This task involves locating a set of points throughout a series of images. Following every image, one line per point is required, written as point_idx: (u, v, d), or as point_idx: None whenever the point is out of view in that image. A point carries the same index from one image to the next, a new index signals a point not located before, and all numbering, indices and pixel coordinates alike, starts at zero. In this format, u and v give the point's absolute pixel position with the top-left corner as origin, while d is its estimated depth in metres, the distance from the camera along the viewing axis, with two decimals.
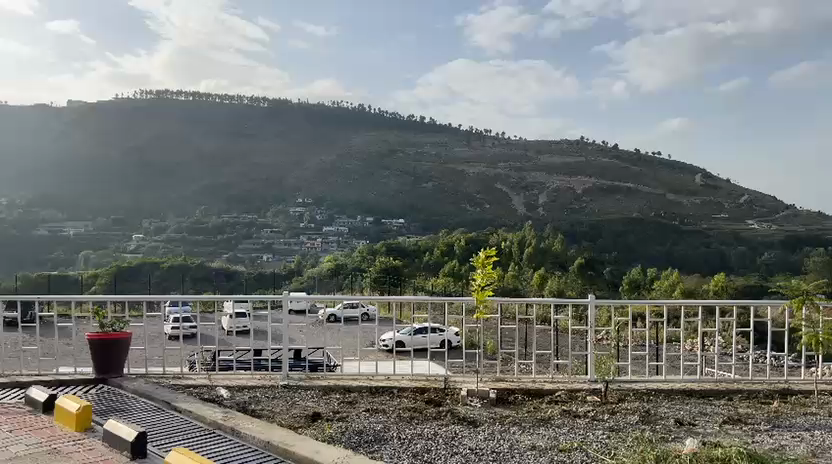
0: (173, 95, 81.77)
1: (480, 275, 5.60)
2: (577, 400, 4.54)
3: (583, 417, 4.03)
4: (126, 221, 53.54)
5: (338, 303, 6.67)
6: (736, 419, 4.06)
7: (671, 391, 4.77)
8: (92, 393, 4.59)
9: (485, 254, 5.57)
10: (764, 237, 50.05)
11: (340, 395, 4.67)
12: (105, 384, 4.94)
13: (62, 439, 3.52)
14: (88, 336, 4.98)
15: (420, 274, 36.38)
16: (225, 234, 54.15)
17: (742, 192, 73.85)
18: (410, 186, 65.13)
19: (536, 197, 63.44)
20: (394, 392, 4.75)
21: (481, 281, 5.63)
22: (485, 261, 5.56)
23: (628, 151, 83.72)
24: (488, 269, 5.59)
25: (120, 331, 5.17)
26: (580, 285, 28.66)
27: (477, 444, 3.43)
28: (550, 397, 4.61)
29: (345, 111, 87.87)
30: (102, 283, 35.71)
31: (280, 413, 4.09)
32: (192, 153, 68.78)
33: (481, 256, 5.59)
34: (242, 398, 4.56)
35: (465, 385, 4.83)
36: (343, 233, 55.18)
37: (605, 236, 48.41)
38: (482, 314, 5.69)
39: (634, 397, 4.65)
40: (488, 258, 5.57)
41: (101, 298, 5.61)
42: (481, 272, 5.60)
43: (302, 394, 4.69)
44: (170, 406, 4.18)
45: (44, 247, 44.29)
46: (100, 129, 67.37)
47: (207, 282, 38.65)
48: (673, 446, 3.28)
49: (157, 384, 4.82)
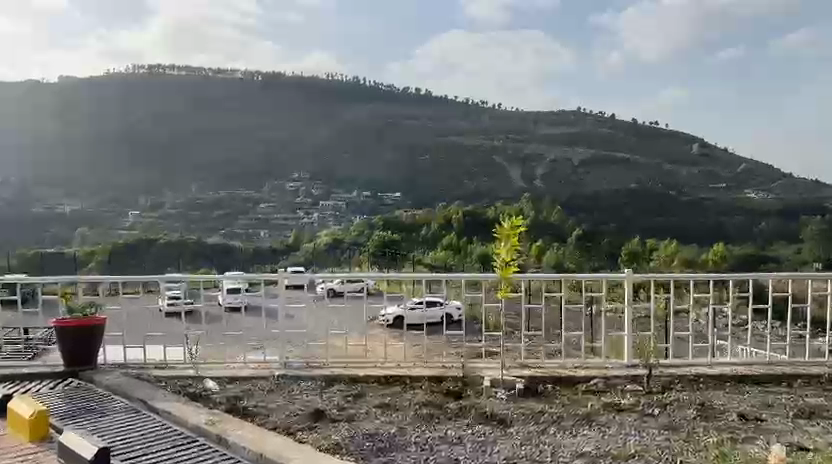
0: (166, 70, 80.36)
1: (507, 247, 5.29)
2: (616, 390, 4.20)
3: (630, 412, 3.72)
4: (123, 199, 53.01)
5: (345, 278, 6.32)
6: (808, 413, 3.73)
7: (719, 377, 4.45)
8: (61, 389, 4.28)
9: (511, 223, 5.28)
10: (762, 206, 49.79)
11: (347, 387, 4.34)
12: (76, 376, 4.62)
13: (10, 454, 3.20)
14: (54, 323, 4.64)
15: (418, 247, 36.15)
16: (221, 209, 53.74)
17: (739, 161, 73.48)
18: (407, 159, 64.60)
19: (534, 169, 62.90)
20: (408, 383, 4.43)
21: (508, 255, 5.31)
22: (512, 232, 5.27)
23: (625, 122, 83.07)
24: (515, 241, 5.28)
25: (93, 316, 4.84)
26: (576, 258, 28.55)
27: (513, 451, 3.10)
28: (585, 387, 4.29)
29: (340, 84, 86.87)
30: (99, 262, 35.37)
31: (279, 411, 3.77)
32: (186, 126, 68.04)
33: (506, 227, 5.31)
34: (234, 391, 4.23)
35: (486, 373, 4.50)
36: (340, 208, 54.79)
37: (603, 207, 48.16)
38: (505, 292, 5.34)
39: (680, 384, 4.33)
40: (514, 230, 5.29)
41: (68, 279, 5.20)
42: (507, 243, 5.30)
43: (303, 386, 4.37)
44: (146, 407, 3.85)
45: (40, 224, 43.89)
46: (93, 105, 66.22)
47: (206, 259, 38.37)
48: (741, 454, 2.96)
49: (133, 377, 4.50)
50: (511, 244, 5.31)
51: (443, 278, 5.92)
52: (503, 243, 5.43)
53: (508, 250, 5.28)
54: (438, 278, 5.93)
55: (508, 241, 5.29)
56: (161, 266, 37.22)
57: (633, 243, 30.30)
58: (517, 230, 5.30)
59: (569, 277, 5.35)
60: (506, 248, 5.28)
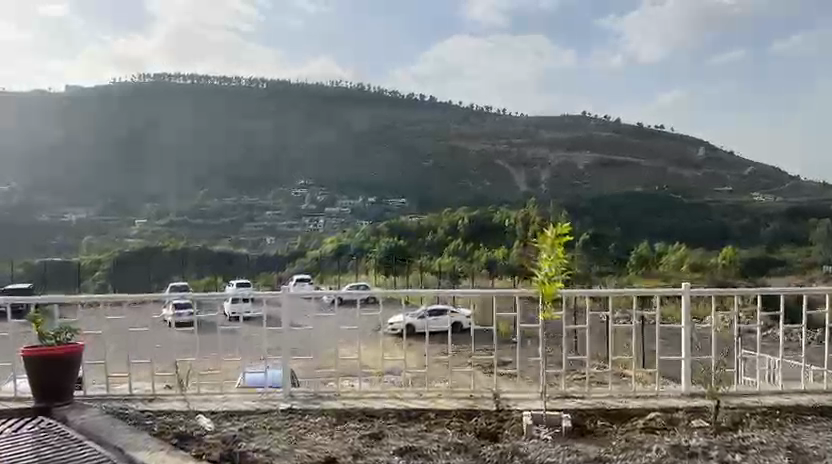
0: (170, 78, 80.51)
1: (549, 258, 5.11)
2: (680, 427, 3.90)
3: (701, 457, 3.38)
4: (128, 206, 52.74)
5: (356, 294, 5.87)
6: None
7: (795, 412, 4.14)
8: (30, 429, 3.94)
9: (555, 232, 5.09)
10: (770, 208, 49.29)
11: (361, 424, 4.02)
12: (45, 414, 4.27)
13: None
14: (23, 352, 4.29)
15: (424, 253, 35.75)
16: (226, 217, 53.56)
17: (745, 163, 73.00)
18: (411, 164, 64.32)
19: (539, 173, 62.53)
20: (432, 418, 4.10)
21: (548, 268, 5.13)
22: (554, 242, 5.08)
23: (630, 126, 82.71)
24: (558, 251, 5.11)
25: (71, 343, 4.49)
26: (583, 263, 28.25)
27: None
28: (643, 423, 3.98)
29: (343, 91, 86.84)
30: (104, 271, 35.19)
31: (295, 459, 3.44)
32: (191, 133, 67.90)
33: (547, 236, 5.12)
34: (232, 431, 3.89)
35: (523, 407, 4.19)
36: (345, 214, 54.46)
37: (608, 210, 47.75)
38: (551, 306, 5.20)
39: (752, 419, 4.02)
40: (557, 240, 5.10)
41: (39, 301, 4.84)
42: (549, 252, 5.12)
43: (313, 423, 4.04)
44: (125, 456, 3.49)
45: (44, 233, 43.76)
46: (96, 109, 66.16)
47: (211, 267, 38.21)
48: None
49: (111, 415, 4.15)
50: (554, 255, 5.15)
51: (467, 293, 5.21)
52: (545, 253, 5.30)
53: (550, 261, 5.09)
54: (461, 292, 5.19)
55: (549, 252, 5.11)
56: (166, 274, 37.08)
57: (640, 247, 29.82)
58: (562, 239, 5.18)
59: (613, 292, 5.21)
60: (547, 261, 5.10)
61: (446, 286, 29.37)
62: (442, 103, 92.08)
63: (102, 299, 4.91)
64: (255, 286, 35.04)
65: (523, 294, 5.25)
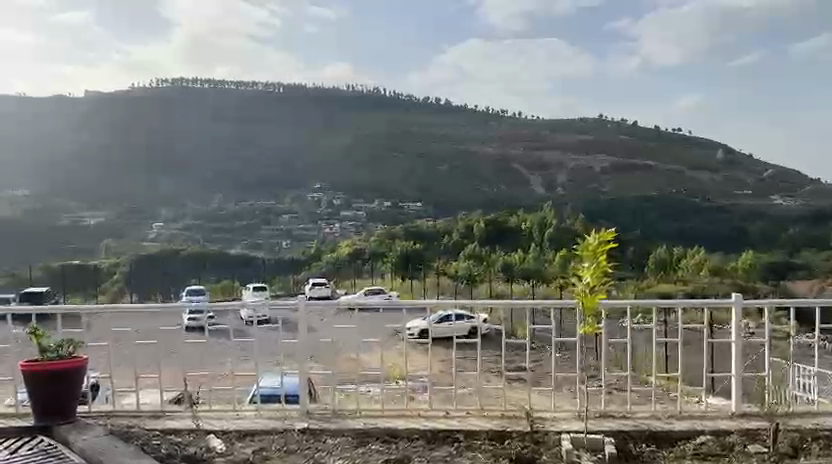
0: (187, 83, 81.16)
1: (592, 268, 4.12)
2: (733, 453, 3.71)
3: None
4: (145, 210, 53.05)
5: (378, 304, 5.46)
6: None
7: None
8: (28, 452, 3.79)
9: (599, 239, 4.06)
10: (790, 212, 48.56)
11: (381, 446, 3.88)
12: (46, 433, 4.11)
13: None
14: (21, 367, 4.14)
15: (439, 257, 35.53)
16: (242, 221, 53.73)
17: (764, 167, 72.08)
18: (427, 168, 64.20)
19: (555, 176, 62.14)
20: (461, 440, 3.94)
21: (589, 281, 4.16)
22: (597, 251, 4.08)
23: (646, 130, 82.10)
24: (602, 261, 4.10)
25: (73, 357, 4.31)
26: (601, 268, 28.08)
27: None
28: (692, 447, 3.80)
29: (358, 96, 87.12)
30: (122, 273, 35.37)
31: None
32: (208, 138, 68.25)
33: (589, 244, 4.11)
34: (248, 453, 3.78)
35: (559, 428, 4.02)
36: (360, 218, 54.43)
37: (625, 214, 47.22)
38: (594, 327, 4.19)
39: (811, 442, 3.81)
40: (602, 248, 4.07)
41: (41, 311, 4.68)
42: (591, 262, 4.12)
43: (331, 443, 3.91)
44: None
45: (64, 237, 44.24)
46: (115, 113, 66.76)
47: (228, 270, 38.36)
48: None
49: (113, 435, 3.99)
50: (599, 265, 4.14)
51: (501, 303, 4.85)
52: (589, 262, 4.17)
53: (592, 273, 4.11)
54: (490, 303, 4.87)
55: (591, 262, 4.12)
56: (183, 277, 37.14)
57: (658, 251, 29.44)
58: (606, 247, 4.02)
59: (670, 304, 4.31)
60: (588, 272, 4.12)
61: (462, 291, 29.13)
62: (457, 108, 91.95)
63: (105, 309, 4.72)
64: (271, 289, 35.04)
65: (560, 306, 4.68)
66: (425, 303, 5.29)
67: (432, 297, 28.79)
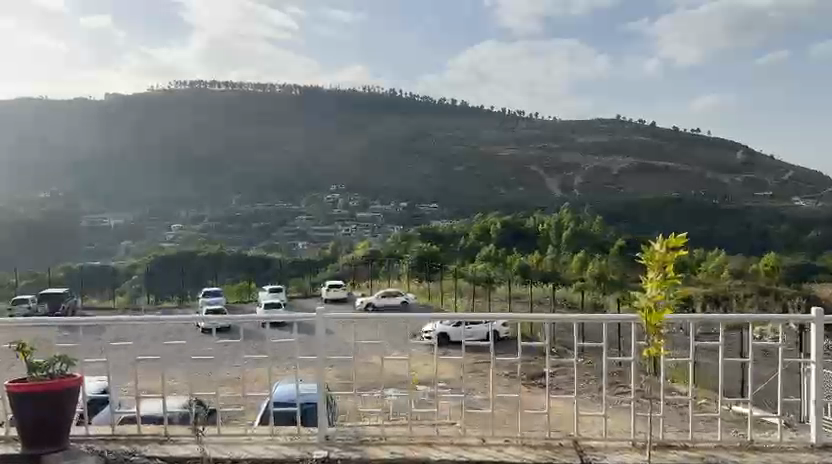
0: (206, 85, 81.70)
1: (657, 279, 3.80)
2: None
3: None
4: (164, 211, 53.37)
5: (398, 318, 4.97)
6: None
7: None
8: None
9: (666, 245, 3.75)
10: (813, 213, 47.66)
11: None
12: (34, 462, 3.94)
13: None
14: (6, 390, 3.96)
15: (456, 258, 35.34)
16: (258, 222, 53.81)
17: (785, 167, 70.95)
18: (443, 170, 63.99)
19: (572, 178, 61.64)
20: None
21: (655, 293, 3.83)
22: (664, 259, 3.77)
23: (665, 130, 81.28)
24: (670, 271, 3.77)
25: (67, 376, 4.14)
26: (621, 272, 27.83)
27: None
28: None
29: (374, 99, 87.25)
30: (141, 275, 35.64)
31: None
32: (227, 139, 68.55)
33: (654, 252, 3.83)
34: None
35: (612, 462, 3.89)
36: (377, 219, 54.35)
37: (643, 217, 46.62)
38: (657, 347, 3.91)
39: None
40: (671, 255, 3.76)
41: (35, 321, 4.56)
42: (657, 273, 3.81)
43: None
44: None
45: (84, 240, 44.85)
46: (135, 115, 67.38)
47: (246, 272, 38.50)
48: None
49: None
50: (667, 275, 3.81)
51: (539, 317, 4.39)
52: (652, 273, 3.88)
53: (658, 284, 3.79)
54: (526, 317, 4.35)
55: (657, 271, 3.80)
56: (201, 280, 37.26)
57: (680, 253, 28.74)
58: (675, 256, 3.73)
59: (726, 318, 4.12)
60: (653, 283, 3.81)
61: (480, 294, 28.75)
62: (474, 109, 91.58)
63: (105, 320, 4.54)
64: (288, 290, 35.01)
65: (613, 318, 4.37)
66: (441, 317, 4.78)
67: (450, 300, 28.49)
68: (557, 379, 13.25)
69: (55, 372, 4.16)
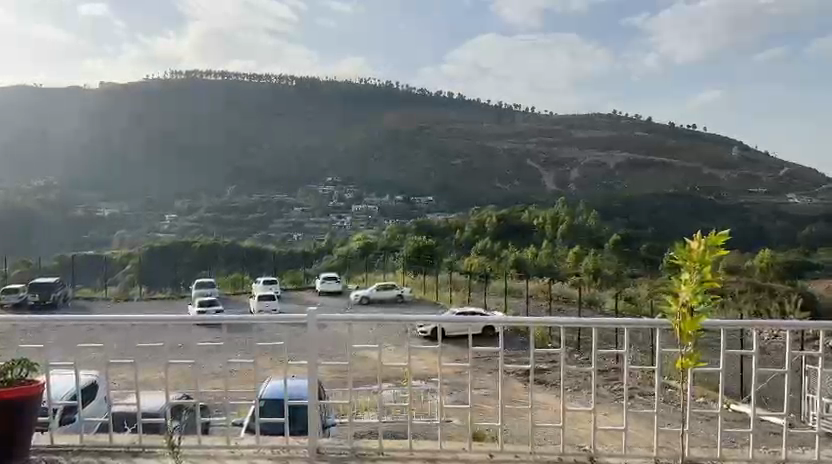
0: (202, 75, 81.26)
1: (693, 281, 3.77)
2: None
3: None
4: (160, 202, 53.09)
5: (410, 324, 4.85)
6: None
7: None
8: None
9: (705, 243, 3.73)
10: (808, 210, 47.77)
11: None
12: None
13: None
14: None
15: (452, 252, 35.23)
16: (254, 213, 53.59)
17: (781, 164, 71.16)
18: (440, 162, 63.79)
19: (568, 173, 61.66)
20: None
21: (689, 298, 3.80)
22: (700, 258, 3.74)
23: (662, 126, 81.33)
24: (708, 272, 3.75)
25: (28, 383, 3.82)
26: (616, 267, 27.91)
27: None
28: None
29: (371, 92, 87.04)
30: (134, 266, 35.34)
31: None
32: (223, 129, 68.21)
33: (689, 250, 3.78)
34: None
35: None
36: (372, 212, 54.23)
37: (639, 212, 46.52)
38: (691, 358, 3.85)
39: None
40: (709, 253, 3.72)
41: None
42: (693, 273, 3.77)
43: None
44: None
45: (79, 230, 44.62)
46: (132, 106, 67.03)
47: (240, 263, 38.30)
48: None
49: None
50: (701, 276, 3.78)
51: (559, 322, 4.23)
52: (687, 275, 3.82)
53: (694, 286, 3.75)
54: (544, 322, 4.20)
55: (693, 273, 3.76)
56: (194, 271, 37.09)
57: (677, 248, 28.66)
58: (712, 257, 3.71)
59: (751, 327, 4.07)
60: (688, 287, 3.77)
61: (476, 288, 28.72)
62: (471, 103, 91.40)
63: (74, 320, 4.20)
64: (283, 283, 34.78)
65: (636, 325, 4.26)
66: (435, 317, 4.47)
67: (446, 293, 28.37)
68: (551, 375, 13.24)
69: (15, 376, 3.82)
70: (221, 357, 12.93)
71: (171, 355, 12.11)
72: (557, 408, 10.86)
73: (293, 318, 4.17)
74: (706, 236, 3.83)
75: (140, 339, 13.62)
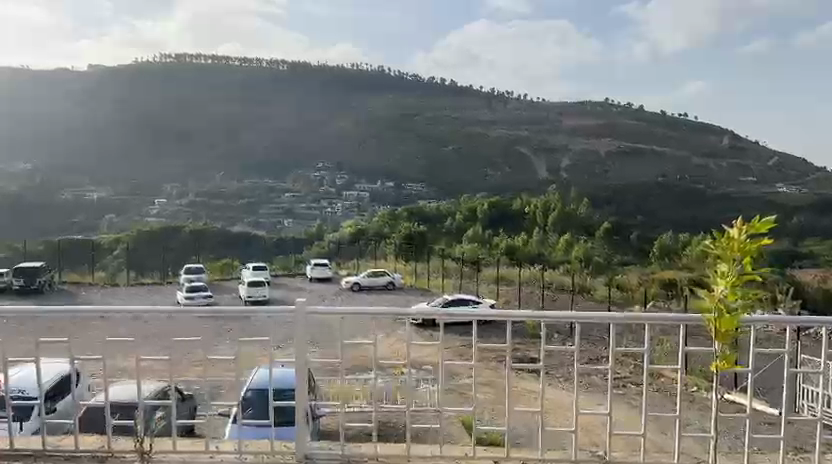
0: (192, 59, 80.51)
1: (731, 275, 3.40)
2: None
3: None
4: (148, 186, 52.50)
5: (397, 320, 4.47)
6: None
7: None
8: None
9: (746, 229, 3.34)
10: (798, 199, 47.94)
11: None
12: None
13: None
14: None
15: (444, 238, 35.09)
16: (245, 198, 53.12)
17: (770, 154, 71.41)
18: (431, 148, 63.47)
19: (559, 161, 61.55)
20: None
21: (727, 294, 3.44)
22: (742, 248, 3.36)
23: (653, 115, 81.37)
24: (749, 265, 3.38)
25: None
26: (607, 255, 27.84)
27: None
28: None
29: (362, 78, 86.53)
30: (122, 251, 35.00)
31: None
32: (212, 113, 67.48)
33: (731, 238, 3.40)
34: None
35: None
36: (363, 198, 53.97)
37: (629, 200, 46.53)
38: (726, 361, 3.51)
39: None
40: (752, 244, 3.35)
41: None
42: (731, 266, 3.41)
43: None
44: None
45: (65, 213, 44.03)
46: (121, 91, 66.36)
47: (230, 249, 38.06)
48: None
49: None
50: (742, 268, 3.42)
51: (567, 317, 3.87)
52: (725, 267, 3.44)
53: (734, 280, 3.38)
54: (548, 318, 3.90)
55: (732, 264, 3.40)
56: (184, 256, 36.73)
57: (668, 236, 28.52)
58: (754, 246, 3.33)
59: (782, 323, 3.73)
60: (726, 281, 3.41)
61: (467, 275, 28.54)
62: (462, 89, 91.00)
63: (29, 310, 3.91)
64: (272, 268, 34.47)
65: (657, 322, 3.89)
66: (439, 311, 4.03)
67: (437, 281, 28.21)
68: (544, 364, 13.09)
69: None
70: (209, 348, 12.84)
71: (158, 345, 12.02)
72: (549, 399, 10.77)
73: (280, 311, 3.91)
74: (744, 222, 3.46)
75: (129, 329, 13.50)
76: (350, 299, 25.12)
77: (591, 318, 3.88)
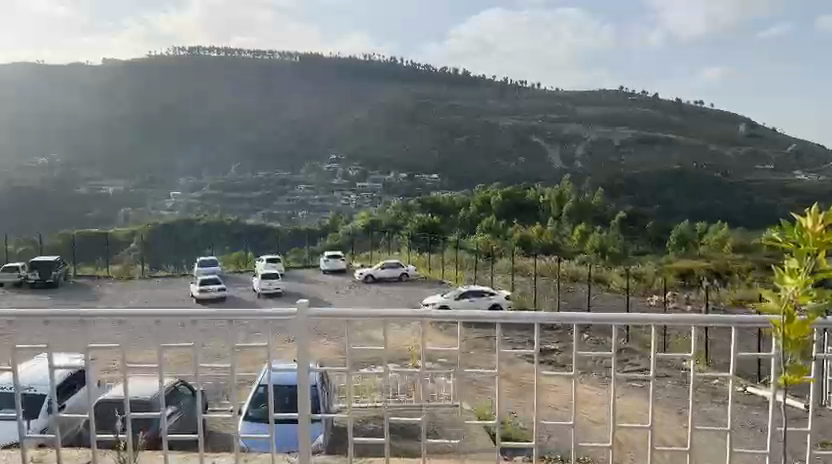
0: (204, 52, 80.69)
1: (803, 274, 3.04)
2: None
3: None
4: (162, 180, 52.78)
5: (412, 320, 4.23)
6: None
7: None
8: None
9: (821, 220, 2.99)
10: (817, 187, 47.19)
11: None
12: None
13: None
14: None
15: (457, 229, 34.96)
16: (259, 191, 53.18)
17: (789, 142, 70.38)
18: (445, 139, 63.17)
19: (573, 151, 61.03)
20: None
21: (797, 295, 3.09)
22: (817, 242, 3.01)
23: (668, 103, 80.51)
24: (825, 262, 3.03)
25: None
26: (623, 245, 27.53)
27: None
28: None
29: (375, 71, 86.33)
30: (137, 245, 35.16)
31: None
32: (226, 105, 67.63)
33: (804, 229, 3.04)
34: None
35: None
36: (376, 190, 53.86)
37: (645, 189, 46.06)
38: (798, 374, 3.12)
39: None
40: (827, 237, 3.01)
41: None
42: (804, 263, 3.05)
43: None
44: None
45: (81, 205, 44.31)
46: (135, 84, 66.68)
47: (245, 242, 38.12)
48: None
49: None
50: (817, 265, 3.06)
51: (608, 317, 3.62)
52: (798, 263, 3.09)
53: (806, 280, 3.02)
54: (585, 318, 3.66)
55: (804, 261, 3.04)
56: (199, 249, 36.85)
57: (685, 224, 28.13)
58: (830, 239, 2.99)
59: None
60: (797, 281, 3.04)
61: (482, 266, 28.32)
62: (474, 79, 90.49)
63: (11, 316, 3.83)
64: (286, 260, 34.42)
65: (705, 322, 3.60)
66: (459, 312, 3.82)
67: (452, 272, 27.90)
68: (560, 357, 12.94)
69: None
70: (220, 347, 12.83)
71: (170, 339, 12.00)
72: (567, 393, 10.59)
73: (279, 316, 3.70)
74: (817, 212, 3.09)
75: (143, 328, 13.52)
76: (363, 291, 24.98)
77: (635, 320, 3.63)
